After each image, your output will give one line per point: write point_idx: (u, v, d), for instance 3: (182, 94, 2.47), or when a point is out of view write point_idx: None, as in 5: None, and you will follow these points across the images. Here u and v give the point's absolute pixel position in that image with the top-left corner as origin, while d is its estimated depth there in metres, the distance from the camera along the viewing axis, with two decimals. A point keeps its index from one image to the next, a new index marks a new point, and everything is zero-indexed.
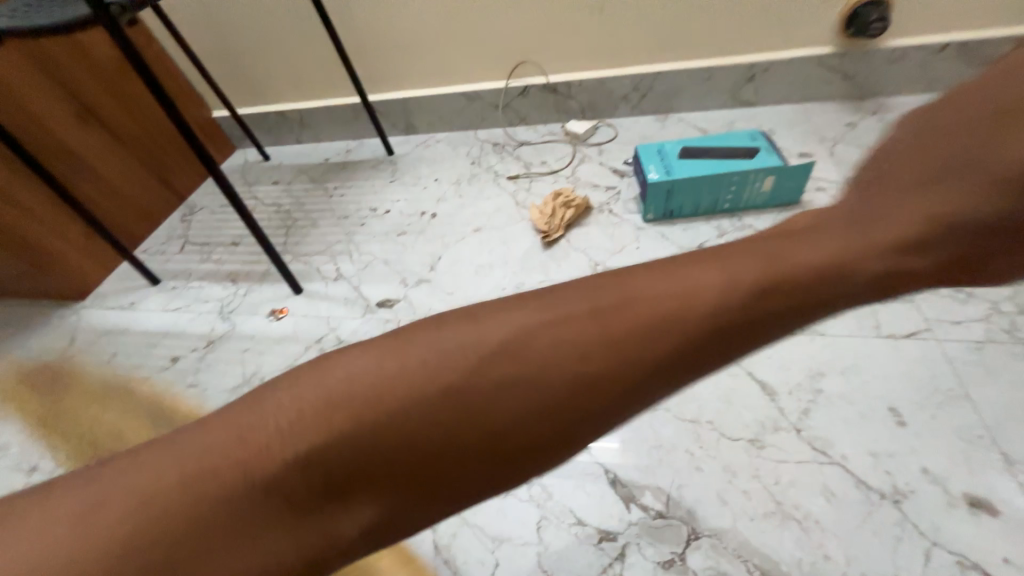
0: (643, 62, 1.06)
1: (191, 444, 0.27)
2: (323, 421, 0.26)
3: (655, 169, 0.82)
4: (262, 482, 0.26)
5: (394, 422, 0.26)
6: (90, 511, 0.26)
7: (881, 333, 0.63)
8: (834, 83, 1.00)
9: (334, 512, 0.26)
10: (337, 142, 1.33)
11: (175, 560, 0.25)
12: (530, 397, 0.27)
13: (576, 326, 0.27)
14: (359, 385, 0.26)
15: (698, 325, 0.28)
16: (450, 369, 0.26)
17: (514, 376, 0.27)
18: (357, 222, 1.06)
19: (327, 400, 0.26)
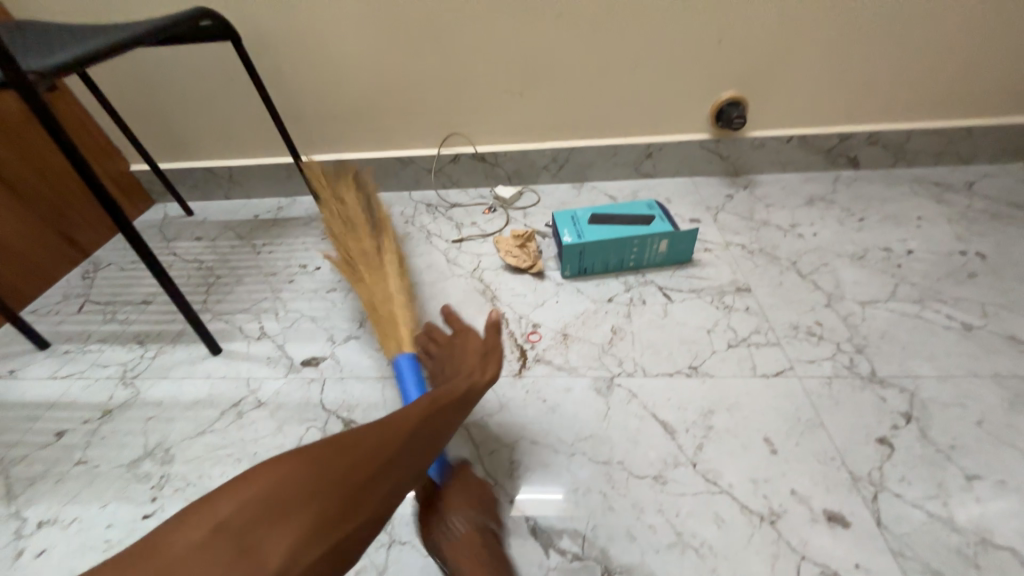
0: (559, 139, 1.21)
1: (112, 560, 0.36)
2: (227, 512, 0.39)
3: (569, 232, 0.92)
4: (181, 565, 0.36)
5: (277, 500, 0.40)
6: None
7: (756, 373, 0.74)
8: (713, 162, 1.21)
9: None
10: (268, 199, 1.34)
11: None
12: (360, 462, 0.44)
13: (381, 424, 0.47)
14: (250, 486, 0.40)
15: (425, 417, 0.50)
16: (303, 460, 0.42)
17: (345, 456, 0.44)
18: (286, 279, 1.05)
19: (229, 497, 0.40)
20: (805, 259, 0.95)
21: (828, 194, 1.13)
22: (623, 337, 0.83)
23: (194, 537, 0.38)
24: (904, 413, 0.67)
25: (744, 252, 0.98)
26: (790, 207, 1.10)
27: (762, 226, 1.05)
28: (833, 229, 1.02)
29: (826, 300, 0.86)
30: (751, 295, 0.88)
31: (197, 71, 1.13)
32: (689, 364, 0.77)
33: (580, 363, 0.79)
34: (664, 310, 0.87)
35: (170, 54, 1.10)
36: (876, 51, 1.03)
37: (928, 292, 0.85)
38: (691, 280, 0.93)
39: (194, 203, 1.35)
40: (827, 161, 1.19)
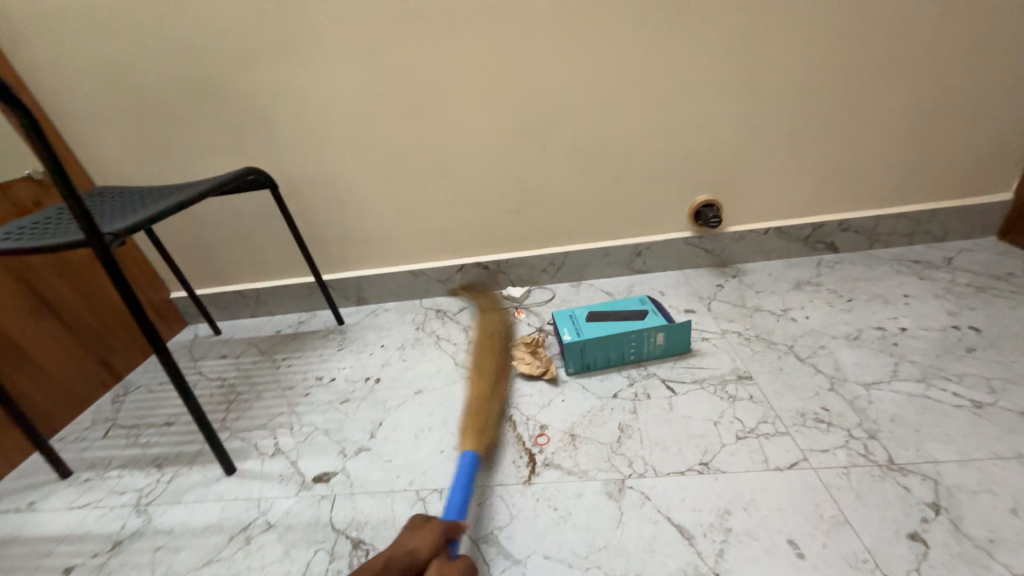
0: (554, 245, 1.33)
1: None
2: None
3: (568, 330, 0.98)
4: None
5: None
6: None
7: (769, 466, 0.73)
8: (700, 255, 1.30)
9: None
10: (291, 314, 1.45)
11: None
12: None
13: None
14: None
15: None
16: None
17: None
18: (302, 392, 1.10)
19: None
20: (801, 343, 0.98)
21: (814, 277, 1.19)
22: (631, 434, 0.83)
23: None
24: (931, 504, 0.64)
25: (741, 339, 1.02)
26: (779, 292, 1.16)
27: (755, 313, 1.09)
28: (824, 311, 1.06)
29: (829, 383, 0.86)
30: (753, 382, 0.89)
31: (237, 212, 1.31)
32: (699, 460, 0.76)
33: (590, 464, 0.79)
34: (668, 403, 0.88)
35: (216, 200, 1.30)
36: (827, 154, 1.17)
37: (930, 369, 0.86)
38: (692, 370, 0.95)
39: (222, 322, 1.47)
40: (807, 247, 1.27)
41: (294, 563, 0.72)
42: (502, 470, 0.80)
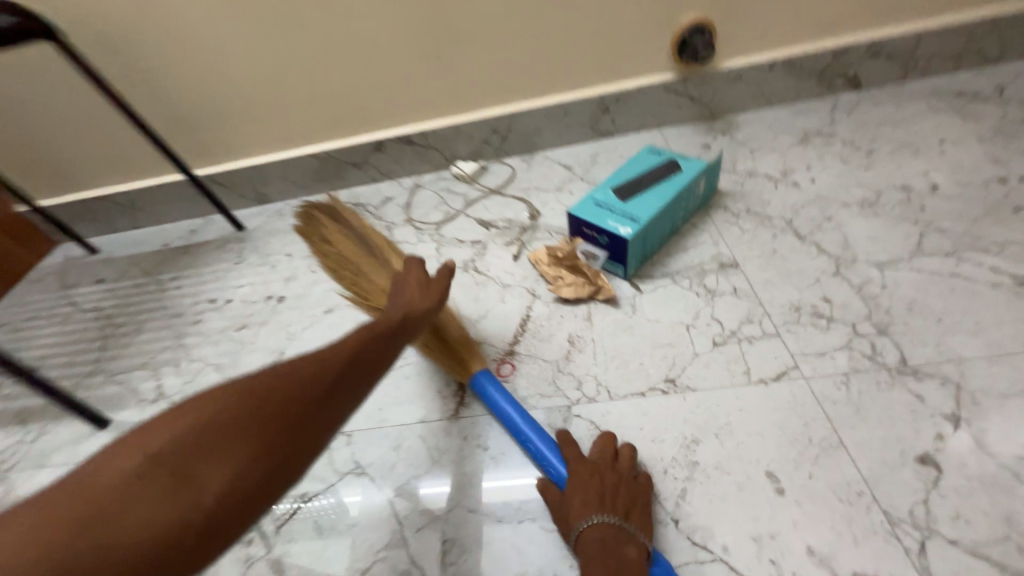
0: (496, 104, 1.01)
1: (148, 430, 0.34)
2: (165, 446, 0.33)
3: (623, 223, 0.69)
4: (130, 486, 0.31)
5: (204, 430, 0.34)
6: (114, 469, 0.32)
7: (751, 380, 0.58)
8: (684, 107, 1.00)
9: (181, 504, 0.31)
10: (181, 222, 1.17)
11: (124, 518, 0.30)
12: (253, 412, 0.35)
13: (228, 403, 0.35)
14: (162, 442, 0.33)
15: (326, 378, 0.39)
16: (189, 431, 0.33)
17: (242, 400, 0.35)
18: (191, 320, 0.89)
19: (171, 433, 0.33)
20: (803, 215, 0.76)
21: (826, 127, 0.93)
22: (583, 348, 0.66)
23: (138, 458, 0.32)
24: (949, 417, 0.51)
25: (728, 215, 0.80)
26: (781, 149, 0.90)
27: (747, 179, 0.86)
28: (835, 170, 0.83)
29: (833, 267, 0.68)
30: (739, 272, 0.70)
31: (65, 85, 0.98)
32: (665, 376, 0.61)
33: (531, 391, 0.63)
34: (632, 306, 0.70)
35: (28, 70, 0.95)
36: None
37: (963, 239, 0.67)
38: (663, 260, 0.75)
39: (98, 239, 1.19)
40: (820, 85, 0.97)
41: None
42: (424, 404, 0.65)
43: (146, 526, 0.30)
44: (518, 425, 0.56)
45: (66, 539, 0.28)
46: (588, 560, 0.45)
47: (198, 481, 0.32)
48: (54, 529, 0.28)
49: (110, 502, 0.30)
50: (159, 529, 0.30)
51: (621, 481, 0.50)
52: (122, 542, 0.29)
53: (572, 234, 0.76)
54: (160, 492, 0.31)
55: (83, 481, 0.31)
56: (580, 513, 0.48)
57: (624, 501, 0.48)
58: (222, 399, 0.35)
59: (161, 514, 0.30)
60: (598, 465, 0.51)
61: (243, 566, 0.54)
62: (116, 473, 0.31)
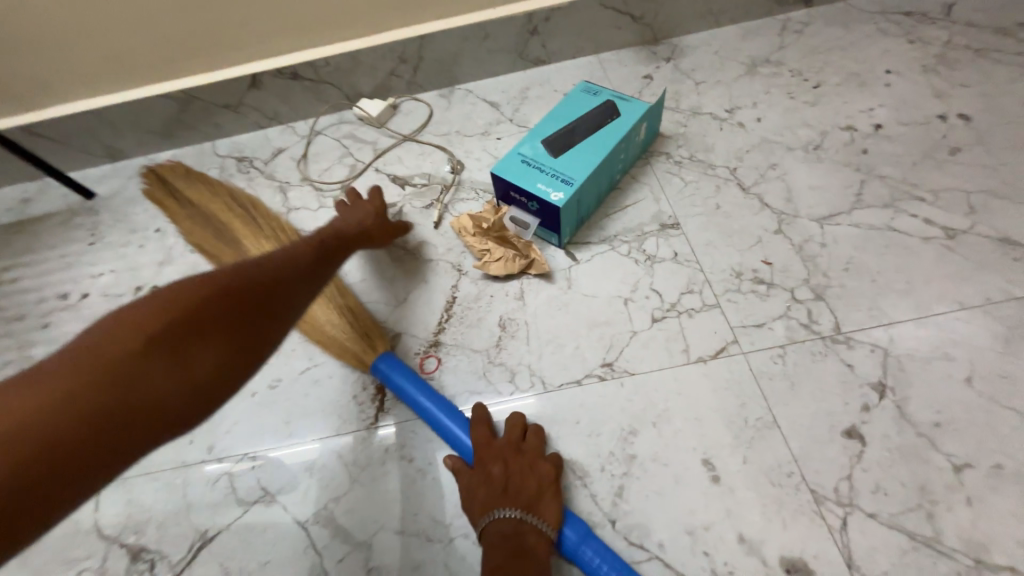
0: (399, 25, 0.81)
1: (129, 313, 0.37)
2: (150, 326, 0.37)
3: (555, 187, 0.59)
4: (133, 355, 0.35)
5: (189, 313, 0.39)
6: (110, 343, 0.35)
7: (690, 358, 0.55)
8: (623, 27, 0.86)
9: (181, 373, 0.37)
10: (7, 189, 0.91)
11: (131, 384, 0.34)
12: (227, 298, 0.41)
13: (203, 290, 0.40)
14: (151, 318, 0.37)
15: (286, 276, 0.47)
16: (173, 310, 0.38)
17: (216, 286, 0.41)
18: (37, 324, 0.72)
19: (156, 312, 0.37)
20: (747, 162, 0.70)
21: (774, 53, 0.83)
22: (514, 332, 0.60)
23: (130, 336, 0.36)
24: (876, 386, 0.51)
25: (671, 163, 0.72)
26: (726, 80, 0.81)
27: (691, 118, 0.77)
28: (782, 107, 0.76)
29: (776, 224, 0.63)
30: (681, 233, 0.64)
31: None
32: (602, 360, 0.56)
33: (459, 387, 0.57)
34: (567, 279, 0.63)
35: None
36: None
37: (901, 187, 0.64)
38: (601, 222, 0.67)
39: None
40: (770, 1, 0.86)
41: None
42: (338, 413, 0.57)
43: (155, 387, 0.35)
44: (428, 408, 0.53)
45: (91, 399, 0.33)
46: (491, 549, 0.44)
47: (192, 359, 0.38)
48: (74, 390, 0.33)
49: (116, 371, 0.34)
50: (167, 388, 0.36)
51: (528, 462, 0.49)
52: (136, 402, 0.34)
53: (499, 197, 0.65)
54: (163, 366, 0.36)
55: (78, 355, 0.35)
56: (486, 504, 0.47)
57: (531, 481, 0.48)
58: (197, 288, 0.40)
59: (163, 377, 0.36)
60: (505, 449, 0.50)
61: None
62: (111, 350, 0.35)
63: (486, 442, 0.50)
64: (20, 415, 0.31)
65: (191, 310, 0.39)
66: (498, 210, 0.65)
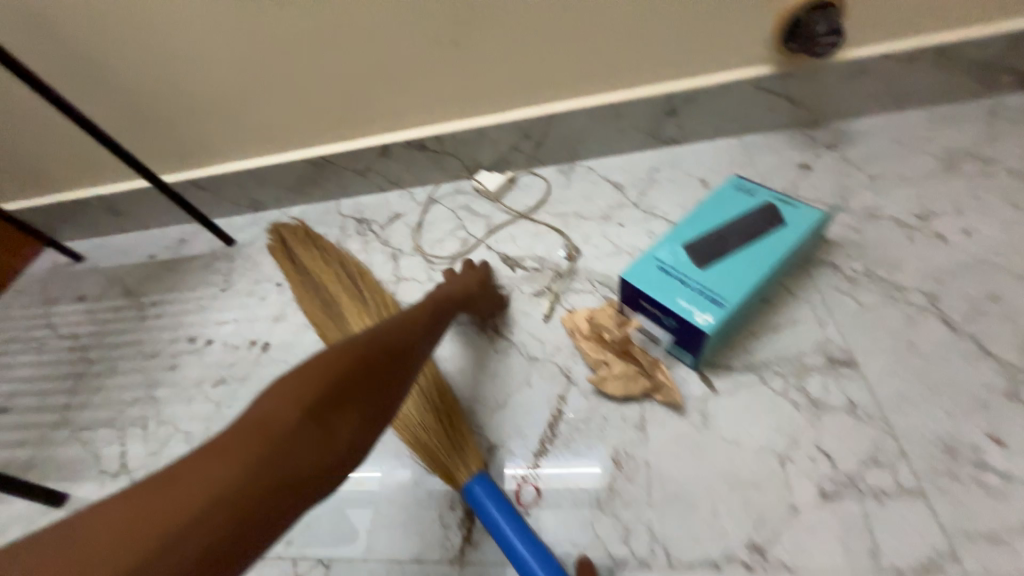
0: (532, 103, 0.79)
1: (285, 380, 0.41)
2: (302, 397, 0.40)
3: (700, 306, 0.50)
4: (291, 428, 0.38)
5: (334, 383, 0.42)
6: (273, 412, 0.39)
7: (880, 569, 0.42)
8: (776, 109, 0.76)
9: (325, 445, 0.40)
10: (169, 227, 1.04)
11: (291, 455, 0.38)
12: (364, 366, 0.45)
13: (344, 359, 0.44)
14: (303, 389, 0.40)
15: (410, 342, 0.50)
16: (322, 381, 0.41)
17: (354, 354, 0.44)
18: (166, 364, 0.77)
19: (307, 382, 0.41)
20: (953, 289, 0.55)
21: (981, 146, 0.67)
22: (633, 476, 0.50)
23: (291, 407, 0.39)
24: None
25: (839, 277, 0.58)
26: (914, 178, 0.66)
27: (866, 222, 0.63)
28: (998, 220, 0.59)
29: (1003, 384, 0.48)
30: (858, 375, 0.51)
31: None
32: (753, 541, 0.45)
33: (565, 535, 0.49)
34: (702, 416, 0.52)
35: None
36: None
37: None
38: (747, 342, 0.55)
39: (83, 242, 1.07)
40: (976, 84, 0.70)
41: None
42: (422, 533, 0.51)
43: (308, 460, 0.39)
44: (526, 560, 0.46)
45: (269, 470, 0.37)
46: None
47: (335, 429, 0.41)
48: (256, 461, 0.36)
49: (280, 442, 0.38)
50: (318, 459, 0.39)
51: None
52: (291, 473, 0.38)
53: (624, 303, 0.57)
54: (312, 436, 0.40)
55: (248, 423, 0.38)
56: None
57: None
58: (339, 355, 0.44)
59: (314, 449, 0.39)
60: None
61: None
62: (275, 419, 0.38)
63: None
64: (214, 489, 0.34)
65: (336, 380, 0.42)
66: (624, 321, 0.56)
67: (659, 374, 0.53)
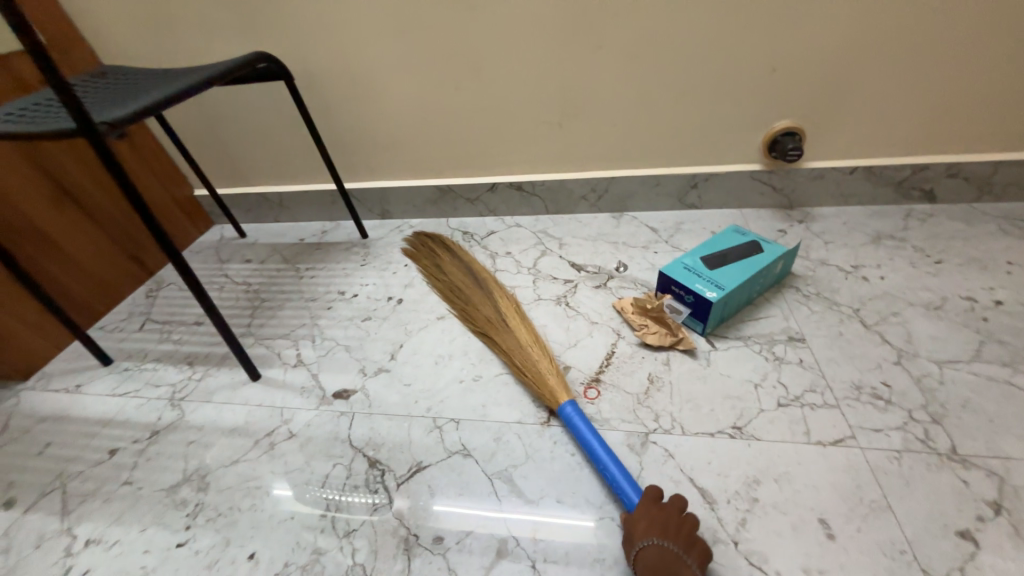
0: (600, 169, 1.17)
1: None
2: None
3: (709, 288, 0.81)
4: None
5: None
6: None
7: (810, 440, 0.67)
8: (765, 194, 1.13)
9: None
10: (314, 223, 1.40)
11: None
12: None
13: None
14: None
15: None
16: None
17: None
18: (324, 306, 1.08)
19: None
20: (870, 306, 0.86)
21: (899, 231, 1.02)
22: (660, 387, 0.78)
23: None
24: (991, 503, 0.58)
25: (798, 295, 0.90)
26: (853, 245, 1.01)
27: (819, 266, 0.96)
28: (904, 273, 0.92)
29: (894, 356, 0.77)
30: (806, 346, 0.80)
31: (206, 58, 1.10)
32: (735, 421, 0.71)
33: (612, 413, 0.75)
34: (706, 359, 0.81)
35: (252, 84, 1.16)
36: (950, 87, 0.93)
37: (1022, 354, 0.74)
38: (738, 324, 0.86)
39: (246, 225, 1.43)
40: (896, 194, 1.07)
41: (315, 472, 0.74)
42: (520, 409, 0.78)
43: None
44: (602, 456, 0.65)
45: None
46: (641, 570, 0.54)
47: None
48: None
49: None
50: None
51: (688, 527, 0.56)
52: None
53: (660, 289, 0.89)
54: None
55: None
56: (643, 534, 0.56)
57: (686, 536, 0.55)
58: None
59: None
60: (669, 508, 0.58)
61: (370, 508, 0.68)
62: None
63: (653, 501, 0.59)
64: None
65: None
66: (658, 297, 0.88)
67: (684, 334, 0.84)
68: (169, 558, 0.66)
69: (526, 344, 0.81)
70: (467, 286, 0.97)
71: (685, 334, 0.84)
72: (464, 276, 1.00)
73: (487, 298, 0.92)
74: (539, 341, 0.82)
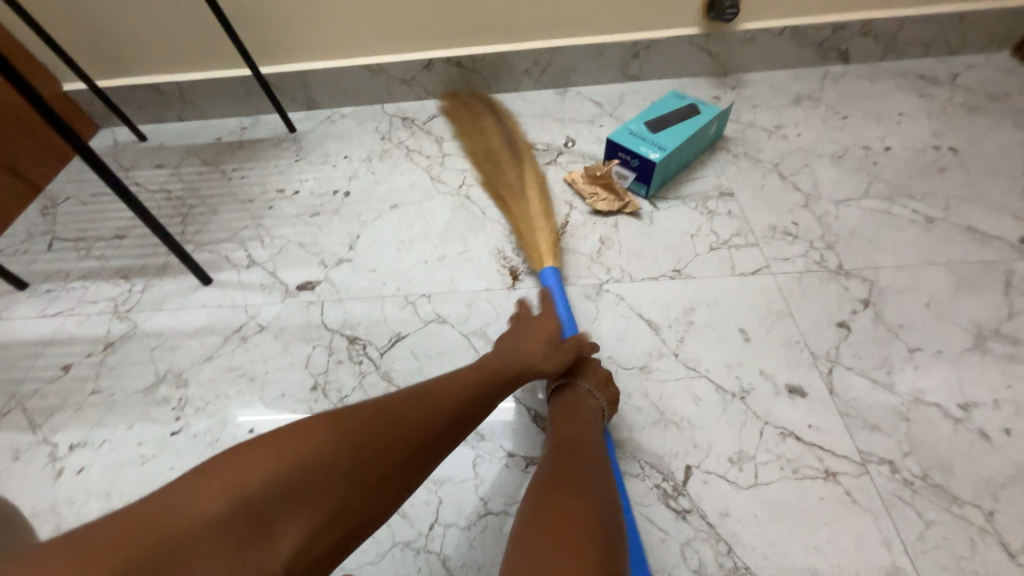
0: (542, 38, 1.12)
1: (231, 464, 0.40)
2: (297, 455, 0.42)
3: (653, 150, 0.86)
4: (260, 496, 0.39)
5: (242, 490, 0.39)
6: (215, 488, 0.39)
7: (735, 272, 0.79)
8: (702, 61, 1.15)
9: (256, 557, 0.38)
10: (227, 118, 1.23)
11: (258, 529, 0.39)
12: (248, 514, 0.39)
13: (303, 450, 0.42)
14: (221, 477, 0.39)
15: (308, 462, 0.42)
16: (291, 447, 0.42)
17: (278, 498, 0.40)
18: (264, 206, 1.01)
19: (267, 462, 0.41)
20: (787, 161, 0.96)
21: (815, 92, 1.11)
22: (611, 246, 0.86)
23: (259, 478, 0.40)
24: (863, 301, 0.74)
25: (729, 156, 0.98)
26: (777, 107, 1.08)
27: (747, 128, 1.03)
28: (817, 129, 1.02)
29: (803, 201, 0.88)
30: (734, 199, 0.90)
31: None
32: (675, 265, 0.81)
33: (571, 272, 0.83)
34: (650, 219, 0.89)
35: None
36: None
37: (899, 189, 0.89)
38: (677, 185, 0.93)
39: (144, 126, 1.23)
40: (817, 55, 1.14)
41: (296, 356, 0.76)
42: (486, 278, 0.83)
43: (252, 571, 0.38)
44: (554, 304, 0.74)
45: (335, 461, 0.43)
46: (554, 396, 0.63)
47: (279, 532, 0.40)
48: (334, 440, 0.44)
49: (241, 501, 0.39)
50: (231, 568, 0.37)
51: (599, 366, 0.66)
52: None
53: (607, 157, 0.93)
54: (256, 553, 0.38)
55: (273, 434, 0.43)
56: (560, 369, 0.65)
57: (598, 371, 0.65)
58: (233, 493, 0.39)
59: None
60: (587, 351, 0.67)
61: (358, 376, 0.73)
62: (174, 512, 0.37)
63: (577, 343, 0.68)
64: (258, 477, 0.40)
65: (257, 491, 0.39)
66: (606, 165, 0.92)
67: (632, 199, 0.90)
68: (168, 445, 0.69)
69: (534, 216, 0.85)
70: (503, 155, 1.00)
71: (632, 198, 0.91)
72: (502, 147, 1.01)
73: (517, 169, 0.95)
74: (546, 218, 0.86)
